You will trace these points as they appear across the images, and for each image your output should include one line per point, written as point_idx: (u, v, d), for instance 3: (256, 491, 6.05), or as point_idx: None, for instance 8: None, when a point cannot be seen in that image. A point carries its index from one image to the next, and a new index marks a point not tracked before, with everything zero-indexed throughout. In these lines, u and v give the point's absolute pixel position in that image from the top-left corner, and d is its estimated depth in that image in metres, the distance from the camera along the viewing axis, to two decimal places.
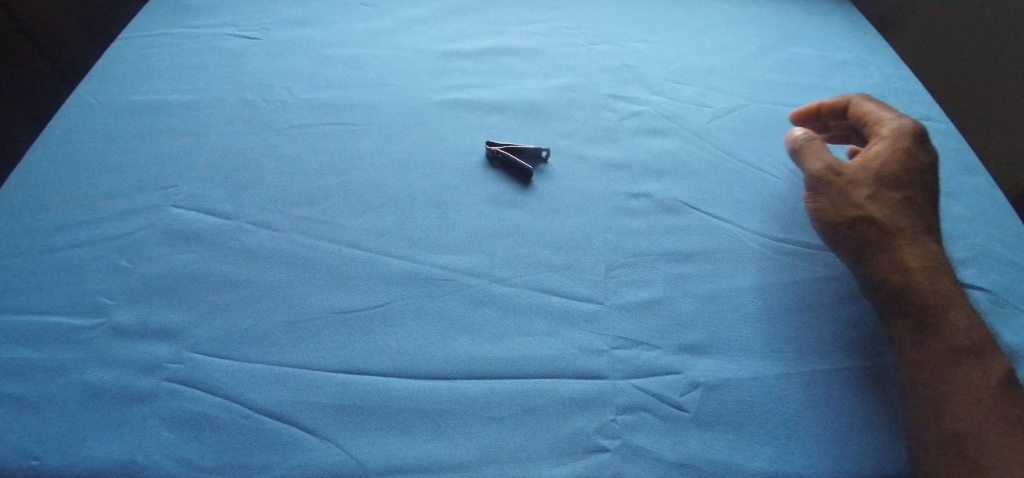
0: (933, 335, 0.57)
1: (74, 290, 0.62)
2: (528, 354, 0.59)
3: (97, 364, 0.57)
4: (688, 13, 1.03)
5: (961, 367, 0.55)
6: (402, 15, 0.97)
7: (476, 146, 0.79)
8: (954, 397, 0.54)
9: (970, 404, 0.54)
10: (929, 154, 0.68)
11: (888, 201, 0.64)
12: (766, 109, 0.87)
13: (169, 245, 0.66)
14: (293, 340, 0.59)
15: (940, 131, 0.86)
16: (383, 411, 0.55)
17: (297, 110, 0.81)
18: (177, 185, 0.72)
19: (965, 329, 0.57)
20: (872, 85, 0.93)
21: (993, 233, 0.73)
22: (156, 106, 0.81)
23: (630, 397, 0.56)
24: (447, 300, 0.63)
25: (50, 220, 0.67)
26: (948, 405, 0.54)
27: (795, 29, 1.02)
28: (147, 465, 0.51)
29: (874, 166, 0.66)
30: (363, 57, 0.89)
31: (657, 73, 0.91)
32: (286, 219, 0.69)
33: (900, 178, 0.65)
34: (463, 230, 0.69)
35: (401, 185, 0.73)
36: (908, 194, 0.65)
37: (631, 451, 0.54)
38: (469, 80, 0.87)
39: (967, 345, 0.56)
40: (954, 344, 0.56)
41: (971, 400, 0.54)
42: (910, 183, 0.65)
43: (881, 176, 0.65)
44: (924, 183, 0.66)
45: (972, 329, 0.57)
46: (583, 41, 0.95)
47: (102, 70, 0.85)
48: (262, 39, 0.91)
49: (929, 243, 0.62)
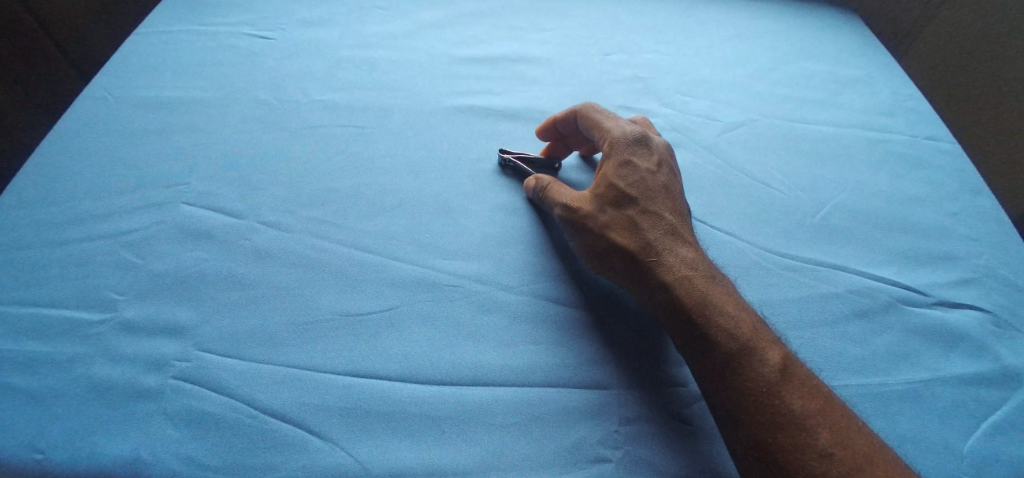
0: (690, 338, 0.59)
1: (83, 284, 0.62)
2: (534, 363, 0.59)
3: (104, 359, 0.57)
4: (700, 26, 1.04)
5: (739, 369, 0.56)
6: (416, 19, 0.97)
7: (486, 152, 0.79)
8: (767, 393, 0.55)
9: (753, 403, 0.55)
10: (649, 159, 0.70)
11: (615, 223, 0.65)
12: (775, 125, 0.87)
13: (178, 242, 0.66)
14: (300, 340, 0.59)
15: (946, 151, 0.87)
16: (388, 415, 0.55)
17: (309, 111, 0.82)
18: (188, 182, 0.72)
19: (738, 326, 0.58)
20: (881, 104, 0.93)
21: (997, 255, 0.74)
22: (170, 102, 0.81)
23: (634, 409, 0.57)
24: (454, 306, 0.63)
25: (62, 213, 0.68)
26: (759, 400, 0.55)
27: (806, 45, 1.03)
28: (151, 462, 0.51)
29: (597, 191, 0.68)
30: (377, 60, 0.89)
31: (668, 85, 0.91)
32: (295, 219, 0.69)
33: (628, 192, 0.67)
34: (471, 236, 0.69)
35: (410, 189, 0.74)
36: (621, 209, 0.66)
37: (633, 463, 0.54)
38: (480, 86, 0.87)
39: (740, 351, 0.57)
40: (716, 351, 0.57)
41: (781, 395, 0.55)
42: (635, 195, 0.66)
43: (598, 201, 0.67)
44: (651, 191, 0.67)
45: (745, 331, 0.58)
46: (594, 51, 0.95)
47: (117, 64, 0.85)
48: (276, 39, 0.91)
49: (679, 248, 0.63)
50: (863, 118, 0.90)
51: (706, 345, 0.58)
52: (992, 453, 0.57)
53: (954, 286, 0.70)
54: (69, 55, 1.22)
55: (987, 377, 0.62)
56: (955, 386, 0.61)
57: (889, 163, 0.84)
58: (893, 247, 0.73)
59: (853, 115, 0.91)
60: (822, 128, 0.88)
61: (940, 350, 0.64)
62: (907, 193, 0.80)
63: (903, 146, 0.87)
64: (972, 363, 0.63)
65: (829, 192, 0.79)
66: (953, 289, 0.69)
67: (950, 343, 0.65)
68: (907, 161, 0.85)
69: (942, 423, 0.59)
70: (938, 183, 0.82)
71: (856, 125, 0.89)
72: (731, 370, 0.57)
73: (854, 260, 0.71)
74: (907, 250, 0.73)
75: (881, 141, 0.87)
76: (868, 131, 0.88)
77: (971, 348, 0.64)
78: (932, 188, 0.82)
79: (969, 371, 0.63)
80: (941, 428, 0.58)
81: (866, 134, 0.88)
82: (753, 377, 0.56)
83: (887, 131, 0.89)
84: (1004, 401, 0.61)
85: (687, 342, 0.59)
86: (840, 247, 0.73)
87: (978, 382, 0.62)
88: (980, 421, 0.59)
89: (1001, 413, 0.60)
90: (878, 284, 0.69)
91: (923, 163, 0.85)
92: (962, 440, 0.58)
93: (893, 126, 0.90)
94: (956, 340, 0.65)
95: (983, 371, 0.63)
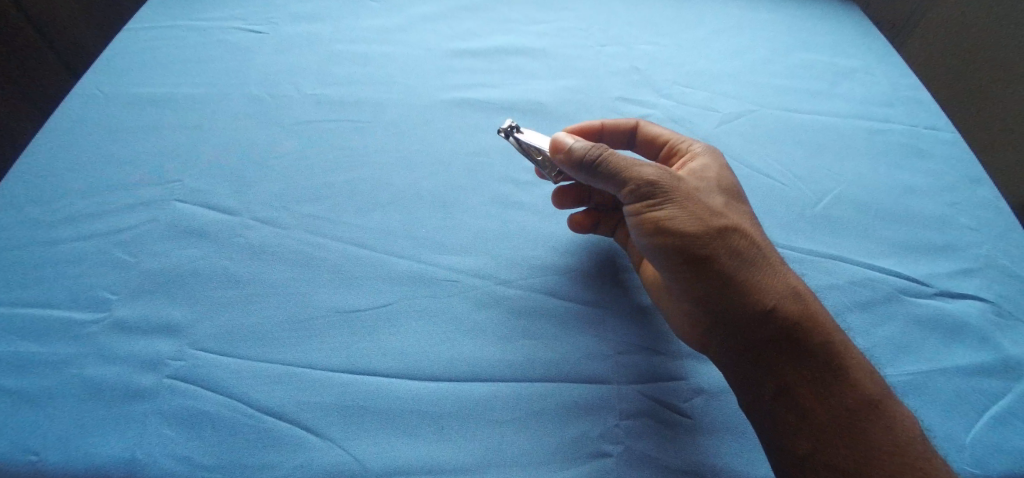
0: (794, 332, 0.57)
1: (75, 283, 0.61)
2: (532, 358, 0.59)
3: (97, 359, 0.56)
4: (698, 17, 1.03)
5: (882, 406, 0.54)
6: (412, 12, 0.96)
7: (484, 147, 0.78)
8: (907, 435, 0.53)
9: (839, 406, 0.54)
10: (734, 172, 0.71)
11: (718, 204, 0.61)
12: (774, 115, 0.87)
13: (171, 240, 0.66)
14: (296, 338, 0.58)
15: (946, 141, 0.86)
16: (384, 412, 0.54)
17: (303, 106, 0.81)
18: (181, 180, 0.71)
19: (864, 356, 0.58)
20: (880, 94, 0.93)
21: (997, 245, 0.73)
22: (162, 99, 0.80)
23: (634, 403, 0.57)
24: (452, 301, 0.62)
25: (53, 212, 0.67)
26: (856, 412, 0.54)
27: (804, 36, 1.02)
28: (146, 462, 0.51)
29: (712, 178, 0.64)
30: (372, 54, 0.89)
31: (666, 77, 0.91)
32: (290, 216, 0.69)
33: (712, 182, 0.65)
34: (469, 230, 0.69)
35: (406, 184, 0.73)
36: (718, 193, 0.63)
37: (634, 457, 0.54)
38: (478, 79, 0.87)
39: (878, 383, 0.56)
40: (819, 349, 0.56)
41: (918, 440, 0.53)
42: (743, 194, 0.65)
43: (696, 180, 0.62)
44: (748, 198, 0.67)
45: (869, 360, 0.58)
46: (592, 43, 0.95)
47: (107, 61, 0.85)
48: (269, 34, 0.91)
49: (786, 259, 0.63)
50: (863, 108, 0.90)
51: (806, 342, 0.56)
52: (994, 442, 0.57)
53: (954, 276, 0.70)
54: (60, 50, 1.20)
55: (988, 367, 0.62)
56: (955, 375, 0.61)
57: (888, 153, 0.84)
58: (893, 237, 0.73)
59: (852, 105, 0.90)
60: (822, 119, 0.87)
61: (940, 340, 0.64)
62: (907, 183, 0.80)
63: (903, 136, 0.86)
64: (972, 353, 0.63)
65: (828, 183, 0.78)
66: (953, 279, 0.69)
67: (950, 333, 0.64)
68: (906, 151, 0.84)
69: (942, 413, 0.58)
70: (937, 173, 0.82)
71: (854, 115, 0.89)
72: (871, 403, 0.55)
73: (853, 251, 0.71)
74: (907, 241, 0.73)
75: (880, 131, 0.86)
76: (867, 122, 0.88)
77: (972, 338, 0.64)
78: (933, 178, 0.81)
79: (970, 360, 0.62)
80: (942, 418, 0.58)
81: (865, 125, 0.87)
82: (896, 418, 0.54)
83: (886, 121, 0.88)
84: (1005, 391, 0.60)
85: (787, 337, 0.57)
86: (839, 238, 0.72)
87: (979, 372, 0.62)
88: (982, 410, 0.59)
89: (1003, 402, 0.60)
90: (877, 275, 0.68)
91: (922, 153, 0.84)
92: (963, 430, 0.58)
93: (892, 115, 0.89)
94: (957, 329, 0.65)
95: (984, 361, 0.62)
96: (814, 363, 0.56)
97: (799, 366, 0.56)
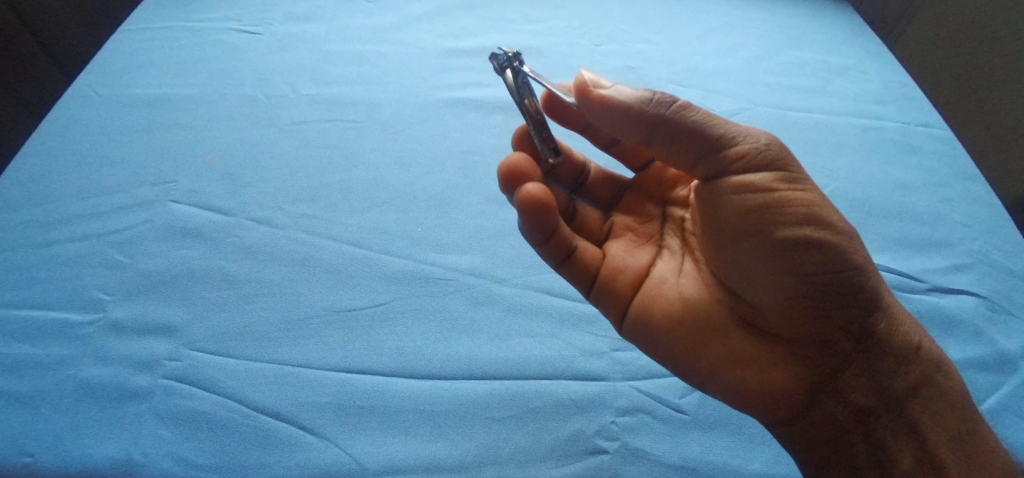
0: (928, 369, 0.52)
1: (71, 285, 0.61)
2: (528, 356, 0.59)
3: (93, 360, 0.56)
4: (691, 15, 1.04)
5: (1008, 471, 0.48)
6: (406, 11, 0.96)
7: (478, 146, 0.78)
8: None
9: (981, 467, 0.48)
10: None
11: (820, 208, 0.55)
12: (768, 113, 0.87)
13: (167, 240, 0.66)
14: (291, 338, 0.58)
15: (938, 137, 0.87)
16: (381, 411, 0.54)
17: (298, 106, 0.81)
18: (176, 180, 0.71)
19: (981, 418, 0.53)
20: (873, 91, 0.93)
21: (990, 240, 0.74)
22: (156, 100, 0.80)
23: (629, 400, 0.57)
24: (449, 299, 0.62)
25: (48, 214, 0.67)
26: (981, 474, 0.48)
27: (797, 33, 1.03)
28: (143, 463, 0.51)
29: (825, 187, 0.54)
30: (366, 54, 0.89)
31: (660, 75, 0.91)
32: (286, 216, 0.69)
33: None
34: (465, 229, 0.69)
35: (402, 183, 0.73)
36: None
37: (631, 453, 0.54)
38: (472, 78, 0.87)
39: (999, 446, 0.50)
40: (948, 395, 0.51)
41: None
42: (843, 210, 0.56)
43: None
44: None
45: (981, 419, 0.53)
46: (586, 42, 0.95)
47: (101, 63, 0.84)
48: (263, 34, 0.90)
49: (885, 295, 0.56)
50: (856, 105, 0.90)
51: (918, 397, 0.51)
52: None
53: (947, 272, 0.70)
54: (61, 62, 1.19)
55: (981, 361, 0.62)
56: None
57: (882, 150, 0.84)
58: (887, 234, 0.74)
59: (845, 102, 0.91)
60: (814, 116, 0.88)
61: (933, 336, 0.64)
62: (900, 179, 0.80)
63: (895, 133, 0.87)
64: (966, 348, 0.63)
65: (821, 180, 0.79)
66: (946, 275, 0.70)
67: (944, 328, 0.65)
68: (900, 147, 0.85)
69: None
70: (930, 169, 0.82)
71: (848, 113, 0.89)
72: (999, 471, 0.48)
73: None
74: (901, 237, 0.73)
75: (873, 128, 0.87)
76: (860, 119, 0.88)
77: (966, 333, 0.65)
78: (926, 174, 0.82)
79: (963, 355, 0.63)
80: None
81: (858, 122, 0.88)
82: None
83: (879, 119, 0.89)
84: (998, 385, 0.61)
85: (921, 379, 0.51)
86: None
87: (974, 366, 0.62)
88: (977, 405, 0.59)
89: (998, 396, 0.60)
90: None
91: (915, 149, 0.85)
92: None
93: (885, 113, 0.90)
94: (951, 325, 0.65)
95: (978, 356, 0.63)
96: (949, 408, 0.51)
97: (935, 411, 0.51)
